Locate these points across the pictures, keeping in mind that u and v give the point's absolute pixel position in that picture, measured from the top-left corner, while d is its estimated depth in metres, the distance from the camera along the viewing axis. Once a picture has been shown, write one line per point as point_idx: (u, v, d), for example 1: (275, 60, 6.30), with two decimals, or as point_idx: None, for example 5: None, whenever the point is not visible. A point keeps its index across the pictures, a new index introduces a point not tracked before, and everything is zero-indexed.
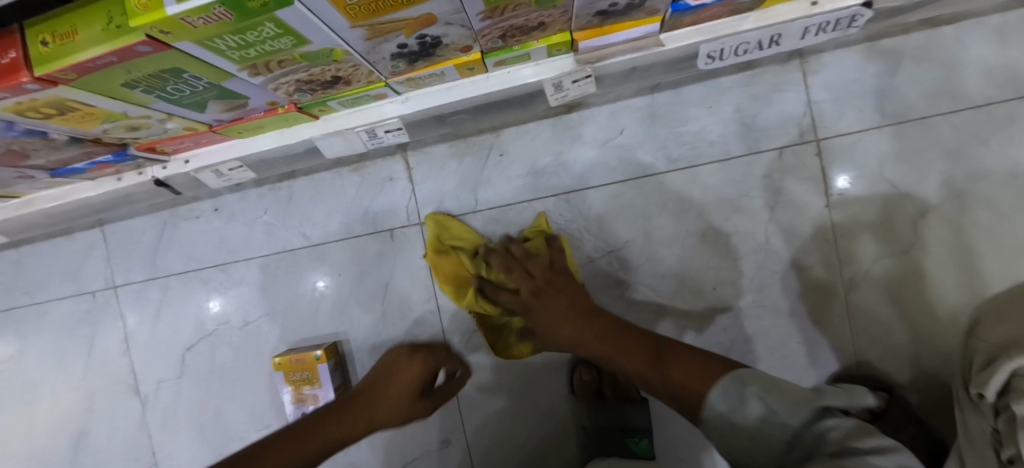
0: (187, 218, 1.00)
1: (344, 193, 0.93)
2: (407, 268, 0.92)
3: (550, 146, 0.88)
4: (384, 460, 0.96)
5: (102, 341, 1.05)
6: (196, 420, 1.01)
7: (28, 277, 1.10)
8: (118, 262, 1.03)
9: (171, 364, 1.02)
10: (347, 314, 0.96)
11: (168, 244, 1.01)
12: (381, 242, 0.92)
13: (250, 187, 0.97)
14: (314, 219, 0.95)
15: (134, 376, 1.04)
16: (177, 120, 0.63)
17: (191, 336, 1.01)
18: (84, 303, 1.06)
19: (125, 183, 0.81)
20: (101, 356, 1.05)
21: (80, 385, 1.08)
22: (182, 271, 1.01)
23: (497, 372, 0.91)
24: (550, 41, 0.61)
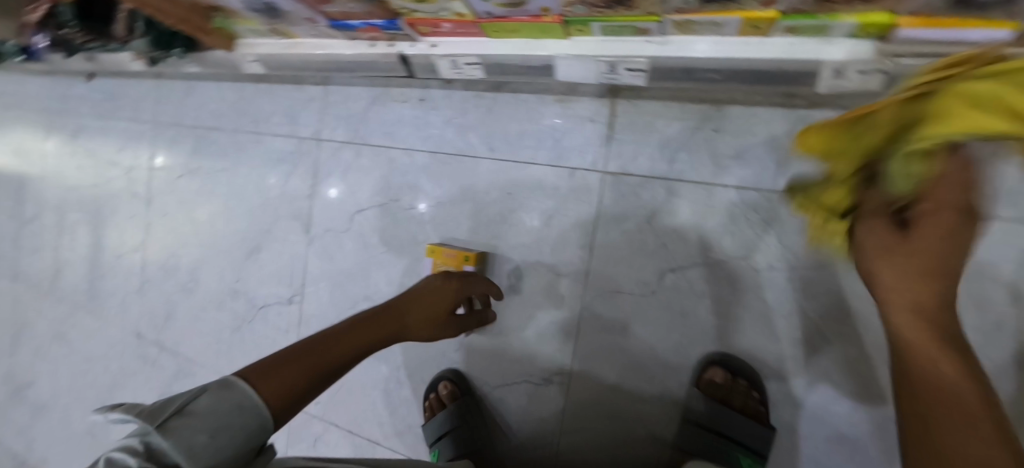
0: (394, 98, 1.10)
1: (542, 119, 0.96)
2: (575, 209, 0.94)
3: (774, 138, 0.81)
4: (487, 371, 1.03)
5: (297, 180, 1.23)
6: (346, 271, 1.16)
7: (257, 108, 1.30)
8: (330, 119, 1.18)
9: (342, 219, 1.16)
10: (502, 231, 1.00)
11: (373, 116, 1.12)
12: (560, 176, 0.95)
13: (458, 87, 1.03)
14: (505, 135, 0.99)
15: (311, 217, 1.21)
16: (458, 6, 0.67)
17: (364, 201, 1.14)
18: (292, 145, 1.23)
19: (375, 50, 0.90)
20: (292, 192, 1.23)
21: (268, 209, 1.28)
22: (375, 143, 1.12)
23: (626, 335, 0.92)
24: (868, 17, 0.52)
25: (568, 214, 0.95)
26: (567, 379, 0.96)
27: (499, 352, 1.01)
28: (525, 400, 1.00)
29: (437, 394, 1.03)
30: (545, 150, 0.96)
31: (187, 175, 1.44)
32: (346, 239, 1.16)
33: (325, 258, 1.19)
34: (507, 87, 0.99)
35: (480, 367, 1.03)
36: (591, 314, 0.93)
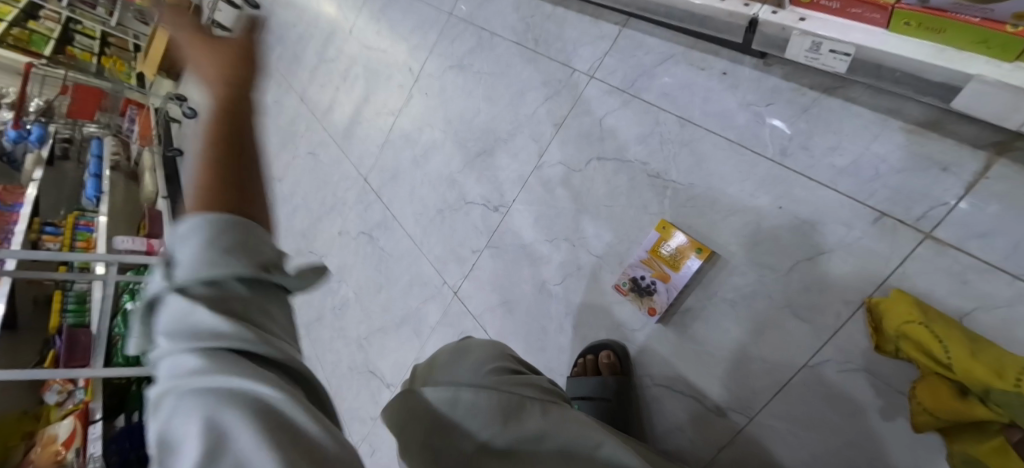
0: (693, 63, 1.02)
1: (872, 143, 0.79)
2: (859, 258, 0.78)
3: None
4: (655, 366, 0.99)
5: (552, 108, 1.25)
6: (560, 208, 1.18)
7: (544, 30, 1.33)
8: (612, 61, 1.16)
9: (578, 159, 1.17)
10: (751, 242, 0.90)
11: (660, 73, 1.06)
12: (859, 214, 0.79)
13: (777, 74, 0.90)
14: (808, 143, 0.85)
15: (549, 146, 1.24)
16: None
17: (609, 150, 1.12)
18: (562, 73, 1.25)
19: (724, 5, 0.82)
20: (541, 116, 1.27)
21: (512, 123, 1.34)
22: (648, 100, 1.07)
23: (845, 419, 0.78)
24: None
25: (848, 261, 0.79)
26: (741, 420, 0.88)
27: (678, 354, 0.96)
28: (682, 414, 0.94)
29: (595, 357, 1.03)
30: (855, 178, 0.80)
31: (453, 67, 1.57)
32: (573, 180, 1.17)
33: (544, 188, 1.23)
34: (844, 90, 0.82)
35: (649, 357, 1.00)
36: (807, 371, 0.82)
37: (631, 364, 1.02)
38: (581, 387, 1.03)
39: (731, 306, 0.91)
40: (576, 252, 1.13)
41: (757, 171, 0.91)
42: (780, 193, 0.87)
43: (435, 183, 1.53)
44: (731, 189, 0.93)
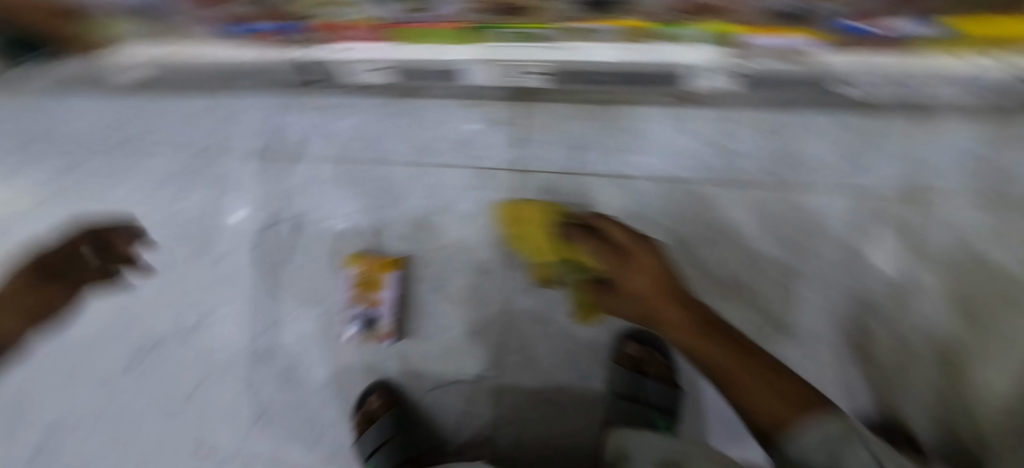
0: (450, 104, 0.82)
1: (745, 178, 0.76)
2: (719, 297, 0.78)
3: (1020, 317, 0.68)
4: (512, 394, 0.85)
5: (285, 130, 0.89)
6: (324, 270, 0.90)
7: (240, 115, 0.90)
8: (308, 118, 0.87)
9: (344, 195, 0.89)
10: (620, 256, 0.79)
11: (400, 119, 0.85)
12: (726, 258, 0.78)
13: (565, 124, 0.79)
14: (688, 159, 0.76)
15: (290, 186, 0.90)
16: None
17: (370, 202, 0.88)
18: (258, 108, 0.89)
19: (486, 80, 0.70)
20: (248, 172, 0.91)
21: (264, 216, 0.91)
22: (391, 160, 0.86)
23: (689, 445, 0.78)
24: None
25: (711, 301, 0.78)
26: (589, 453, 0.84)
27: (561, 363, 0.82)
28: (563, 430, 0.82)
29: (378, 402, 0.85)
30: (765, 210, 0.75)
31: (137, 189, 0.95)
32: (426, 161, 0.85)
33: (381, 168, 0.86)
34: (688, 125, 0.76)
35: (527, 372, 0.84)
36: (701, 387, 0.78)
37: (503, 379, 0.85)
38: (454, 410, 0.87)
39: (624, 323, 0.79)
40: (428, 252, 0.86)
41: (666, 186, 0.77)
42: (694, 218, 0.77)
43: (163, 131, 0.93)
44: (637, 191, 0.78)
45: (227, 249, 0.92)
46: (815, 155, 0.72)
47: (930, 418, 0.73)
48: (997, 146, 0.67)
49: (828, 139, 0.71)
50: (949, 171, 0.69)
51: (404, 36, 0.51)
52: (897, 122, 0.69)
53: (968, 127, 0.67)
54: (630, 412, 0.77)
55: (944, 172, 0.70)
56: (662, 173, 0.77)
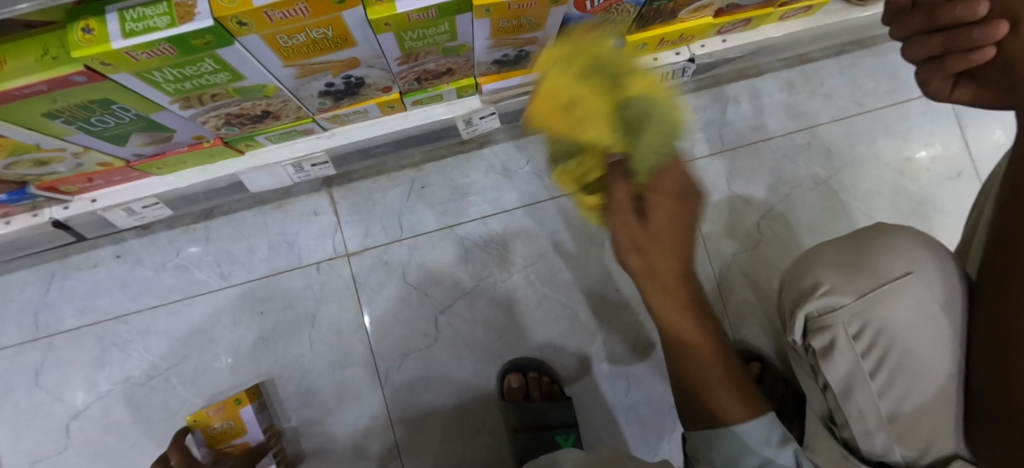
0: (249, 213, 0.79)
1: (543, 188, 0.85)
2: (563, 294, 0.83)
3: (753, 212, 0.89)
4: None
5: (59, 313, 0.76)
6: (146, 443, 0.74)
7: None
8: (85, 287, 0.77)
9: (152, 350, 0.76)
10: (464, 293, 0.81)
11: (198, 246, 0.78)
12: (554, 260, 0.83)
13: (369, 196, 0.81)
14: (488, 187, 0.84)
15: (79, 368, 0.75)
16: (90, 152, 0.53)
17: (189, 340, 0.77)
18: (19, 301, 0.76)
19: (282, 179, 0.69)
20: (25, 381, 0.75)
21: (62, 416, 0.74)
22: (199, 289, 0.78)
23: (602, 440, 0.79)
24: (457, 84, 0.63)
25: (560, 300, 0.83)
26: None
27: (457, 416, 0.79)
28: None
29: None
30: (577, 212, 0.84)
31: None
32: (246, 282, 0.78)
33: (193, 307, 0.77)
34: (476, 158, 0.84)
35: (425, 459, 0.77)
36: (586, 383, 0.81)
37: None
38: None
39: (499, 354, 0.81)
40: (279, 372, 0.77)
41: (491, 225, 0.83)
42: (525, 242, 0.83)
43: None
44: (467, 237, 0.82)
45: None
46: None
47: (769, 333, 0.86)
48: (700, 111, 0.91)
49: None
50: (684, 136, 0.90)
51: (157, 168, 0.60)
52: None
53: None
54: (537, 445, 0.74)
55: (682, 142, 0.90)
56: (483, 215, 0.83)
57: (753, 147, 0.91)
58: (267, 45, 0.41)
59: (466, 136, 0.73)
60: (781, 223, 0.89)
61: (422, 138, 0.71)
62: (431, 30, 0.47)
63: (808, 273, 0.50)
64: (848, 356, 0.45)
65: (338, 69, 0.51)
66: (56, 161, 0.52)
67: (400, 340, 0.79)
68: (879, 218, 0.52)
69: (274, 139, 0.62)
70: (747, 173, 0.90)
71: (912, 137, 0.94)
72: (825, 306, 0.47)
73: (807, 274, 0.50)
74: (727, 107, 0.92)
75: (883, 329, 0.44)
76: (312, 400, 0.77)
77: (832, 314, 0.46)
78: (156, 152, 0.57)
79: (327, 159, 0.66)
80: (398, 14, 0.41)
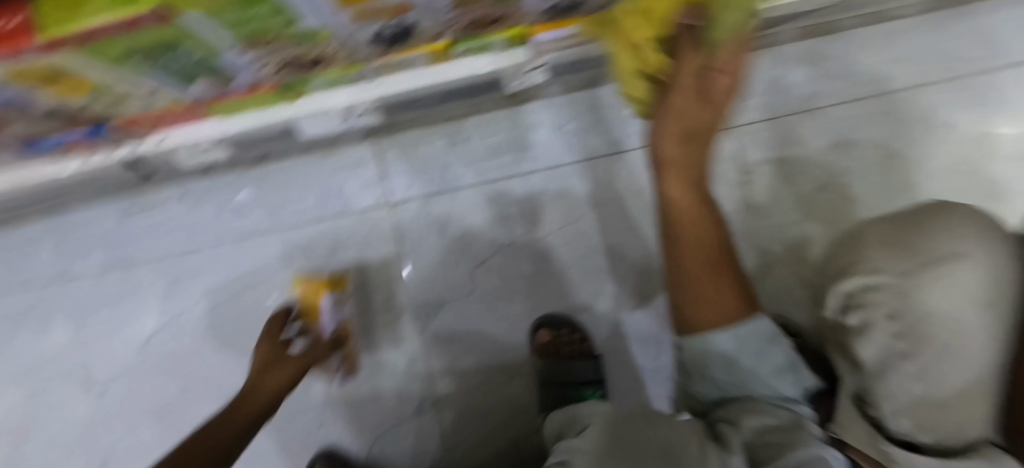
0: (300, 160, 0.83)
1: (587, 147, 0.83)
2: (601, 255, 0.83)
3: (808, 182, 0.84)
4: (454, 412, 0.82)
5: (135, 243, 0.83)
6: (215, 364, 0.82)
7: (71, 253, 0.84)
8: (157, 221, 0.83)
9: (216, 282, 0.83)
10: (502, 247, 0.83)
11: (255, 187, 0.83)
12: (594, 221, 0.83)
13: (414, 147, 0.82)
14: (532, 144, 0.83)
15: (155, 294, 0.83)
16: (159, 93, 0.56)
17: (248, 275, 0.83)
18: (100, 232, 0.83)
19: (337, 124, 0.71)
20: (109, 301, 0.84)
21: (142, 335, 0.83)
22: (257, 229, 0.83)
23: (628, 396, 0.82)
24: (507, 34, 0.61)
25: (597, 260, 0.83)
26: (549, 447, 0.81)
27: (490, 363, 0.83)
28: (510, 440, 0.81)
29: None
30: (620, 173, 0.83)
31: None
32: (297, 225, 0.83)
33: (250, 246, 0.83)
34: (520, 113, 0.83)
35: (458, 401, 0.82)
36: (617, 343, 0.83)
37: (439, 416, 0.82)
38: (403, 455, 0.82)
39: (534, 309, 0.83)
40: None
41: (531, 182, 0.83)
42: (564, 202, 0.83)
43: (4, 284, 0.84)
44: (506, 193, 0.83)
45: (110, 381, 0.83)
46: None
47: (807, 308, 0.84)
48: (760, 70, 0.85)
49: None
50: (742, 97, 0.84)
51: (222, 111, 0.64)
52: None
53: None
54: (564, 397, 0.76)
55: (738, 103, 0.84)
56: (523, 172, 0.83)
57: (815, 113, 0.85)
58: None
59: (511, 89, 0.73)
60: (836, 195, 0.84)
61: (469, 90, 0.71)
62: None
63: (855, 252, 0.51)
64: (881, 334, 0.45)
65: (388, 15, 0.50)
66: (130, 100, 0.56)
67: (438, 289, 0.83)
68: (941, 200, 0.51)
69: (326, 86, 0.64)
70: (805, 141, 0.85)
71: (1005, 108, 0.84)
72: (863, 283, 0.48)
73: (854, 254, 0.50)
74: (791, 67, 0.85)
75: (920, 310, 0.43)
76: (357, 340, 0.83)
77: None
78: (219, 95, 0.60)
79: (375, 106, 0.68)
80: None
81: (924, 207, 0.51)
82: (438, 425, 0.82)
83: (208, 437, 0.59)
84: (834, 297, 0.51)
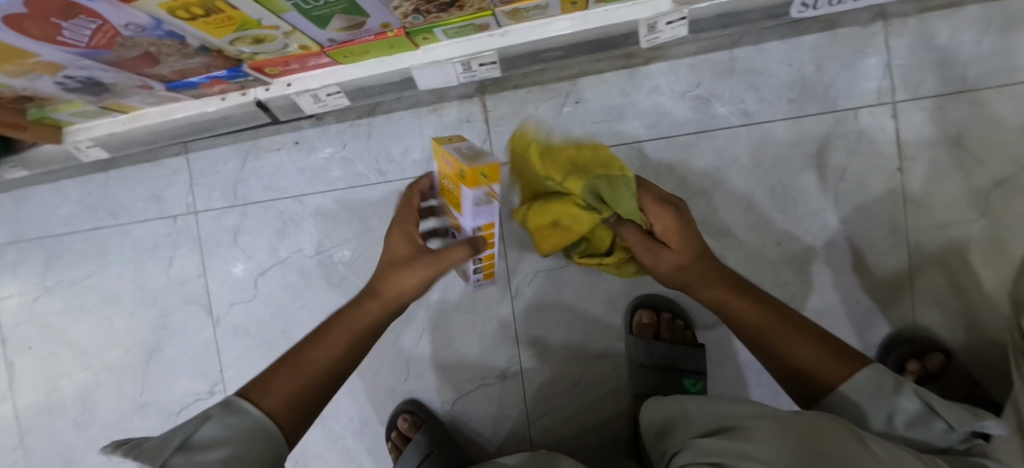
0: (406, 114, 0.82)
1: (712, 117, 0.75)
2: (714, 238, 0.76)
3: (984, 174, 0.70)
4: (538, 383, 0.81)
5: (252, 184, 0.88)
6: (315, 306, 0.86)
7: (198, 190, 0.90)
8: (271, 165, 0.87)
9: (321, 228, 0.86)
10: None
11: (362, 139, 0.83)
12: (710, 200, 0.75)
13: (522, 107, 0.78)
14: (648, 110, 0.76)
15: (266, 235, 0.88)
16: (296, 33, 0.56)
17: (350, 224, 0.85)
18: (223, 172, 0.89)
19: (452, 78, 0.68)
20: (228, 237, 0.90)
21: (254, 272, 0.89)
22: (361, 180, 0.84)
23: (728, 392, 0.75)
24: None
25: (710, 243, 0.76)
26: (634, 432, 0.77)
27: (580, 339, 0.80)
28: (593, 418, 0.79)
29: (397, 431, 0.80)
30: (747, 149, 0.74)
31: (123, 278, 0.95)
32: (399, 180, 0.83)
33: (355, 197, 0.84)
34: (639, 75, 0.76)
35: (543, 372, 0.81)
36: (721, 335, 0.76)
37: (521, 384, 0.81)
38: (483, 417, 0.82)
39: (632, 288, 0.78)
40: None
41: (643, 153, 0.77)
42: (679, 177, 0.76)
43: (144, 209, 0.93)
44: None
45: (225, 310, 0.90)
46: (780, 84, 0.73)
47: (960, 323, 0.71)
48: (943, 35, 0.71)
49: (786, 64, 0.73)
50: (911, 67, 0.71)
51: (345, 57, 0.63)
52: (844, 36, 0.72)
53: (911, 24, 0.71)
54: (661, 383, 0.73)
55: (906, 74, 0.71)
56: (636, 142, 0.76)
57: (1010, 91, 0.70)
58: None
59: (643, 45, 0.64)
60: (1018, 194, 0.70)
61: (594, 45, 0.65)
62: None
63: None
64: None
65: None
66: (269, 40, 0.56)
67: (534, 258, 0.80)
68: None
69: (449, 34, 0.60)
70: (987, 126, 0.70)
71: None
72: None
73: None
74: (983, 33, 0.70)
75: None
76: (448, 299, 0.83)
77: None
78: (347, 39, 0.59)
79: (496, 59, 0.64)
80: None
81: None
82: (520, 393, 0.81)
83: (311, 347, 0.44)
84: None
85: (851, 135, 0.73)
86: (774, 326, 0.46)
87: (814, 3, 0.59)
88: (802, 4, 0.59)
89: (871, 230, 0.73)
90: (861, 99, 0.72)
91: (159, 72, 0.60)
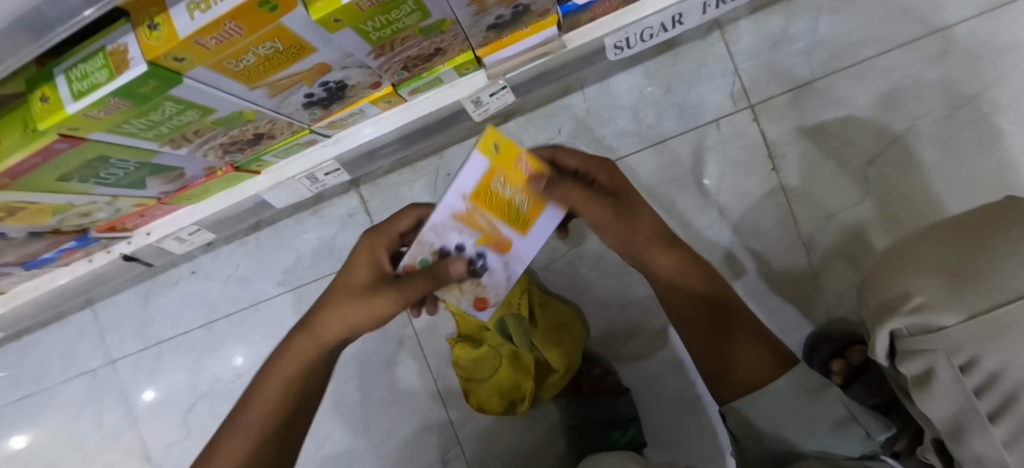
0: (289, 221, 0.81)
1: None
2: (615, 275, 0.75)
3: (859, 152, 0.70)
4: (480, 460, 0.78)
5: (158, 321, 0.86)
6: None
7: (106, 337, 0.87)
8: (170, 300, 0.85)
9: (236, 350, 0.84)
10: None
11: (253, 255, 0.83)
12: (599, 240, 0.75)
13: (396, 192, 0.78)
14: None
15: (180, 368, 0.85)
16: (119, 199, 0.55)
17: (262, 338, 0.83)
18: (126, 314, 0.87)
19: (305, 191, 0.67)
20: (143, 378, 0.86)
21: (175, 409, 0.85)
22: (262, 293, 0.83)
23: (669, 424, 0.74)
24: (454, 62, 0.54)
25: (612, 279, 0.75)
26: None
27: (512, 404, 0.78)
28: None
29: None
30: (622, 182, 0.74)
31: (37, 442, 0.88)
32: (297, 286, 0.82)
33: (260, 313, 0.83)
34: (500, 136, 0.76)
35: (480, 443, 0.78)
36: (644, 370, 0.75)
37: (466, 462, 0.78)
38: None
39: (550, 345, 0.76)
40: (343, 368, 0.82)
41: None
42: None
43: (63, 370, 0.88)
44: None
45: (160, 455, 0.85)
46: (637, 113, 0.73)
47: None
48: (776, 31, 0.71)
49: (635, 93, 0.73)
50: (756, 67, 0.71)
51: (187, 200, 0.63)
52: (684, 53, 0.72)
53: (744, 27, 0.71)
54: (591, 441, 0.70)
55: (753, 75, 0.71)
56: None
57: (856, 69, 0.70)
58: (218, 75, 0.40)
59: (478, 117, 0.65)
60: (894, 166, 0.69)
61: (432, 127, 0.65)
62: (396, 14, 0.40)
63: (898, 280, 0.36)
64: (953, 393, 0.32)
65: (311, 78, 0.46)
66: (96, 211, 0.56)
67: (449, 333, 0.79)
68: (1009, 196, 0.36)
69: (281, 156, 0.60)
70: (846, 106, 0.70)
71: None
72: (918, 326, 0.33)
73: (896, 278, 0.36)
74: (814, 21, 0.70)
75: (1003, 369, 0.29)
76: (375, 394, 0.81)
77: (926, 338, 0.33)
78: (179, 187, 0.59)
79: (338, 165, 0.63)
80: (347, 8, 0.35)
81: (987, 208, 0.36)
82: None
83: None
84: (879, 340, 0.37)
85: (719, 145, 0.72)
86: (702, 312, 0.51)
87: (627, 43, 0.59)
88: (615, 46, 0.59)
89: (764, 234, 0.72)
90: (719, 108, 0.72)
91: (5, 261, 0.59)
